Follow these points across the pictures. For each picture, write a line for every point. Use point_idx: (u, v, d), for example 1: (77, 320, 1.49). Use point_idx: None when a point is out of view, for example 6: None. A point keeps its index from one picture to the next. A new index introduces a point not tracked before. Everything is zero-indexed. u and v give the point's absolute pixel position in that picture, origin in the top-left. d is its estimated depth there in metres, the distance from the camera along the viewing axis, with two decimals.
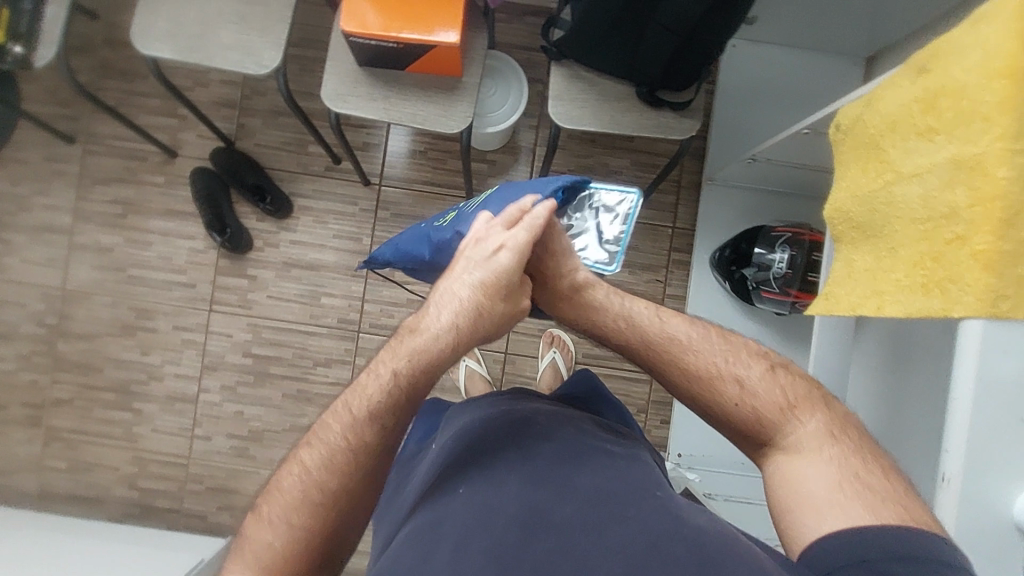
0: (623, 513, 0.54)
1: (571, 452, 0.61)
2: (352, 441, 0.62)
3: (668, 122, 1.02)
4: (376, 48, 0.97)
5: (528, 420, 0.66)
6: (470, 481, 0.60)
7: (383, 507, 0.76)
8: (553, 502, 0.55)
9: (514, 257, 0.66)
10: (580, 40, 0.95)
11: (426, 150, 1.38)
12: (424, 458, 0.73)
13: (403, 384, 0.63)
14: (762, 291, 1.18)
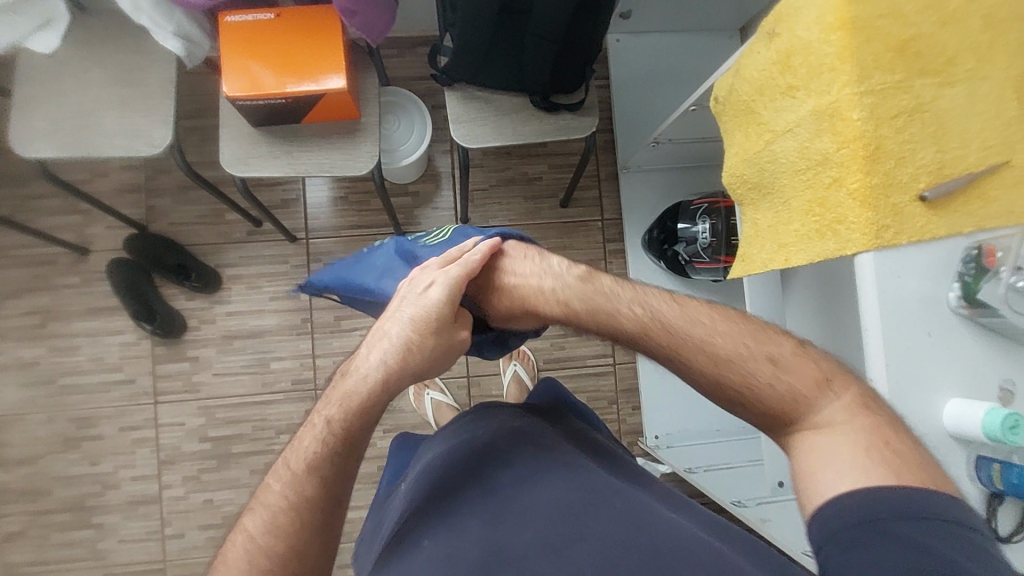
0: (586, 526, 0.56)
1: (524, 473, 0.62)
2: (303, 495, 0.59)
3: (568, 124, 1.05)
4: (267, 107, 0.96)
5: (481, 446, 0.66)
6: (427, 525, 0.61)
7: (358, 556, 0.74)
8: (511, 535, 0.57)
9: (443, 292, 0.69)
10: (466, 63, 0.97)
11: (347, 195, 1.37)
12: (393, 500, 0.73)
13: (339, 430, 0.62)
14: (696, 263, 1.21)
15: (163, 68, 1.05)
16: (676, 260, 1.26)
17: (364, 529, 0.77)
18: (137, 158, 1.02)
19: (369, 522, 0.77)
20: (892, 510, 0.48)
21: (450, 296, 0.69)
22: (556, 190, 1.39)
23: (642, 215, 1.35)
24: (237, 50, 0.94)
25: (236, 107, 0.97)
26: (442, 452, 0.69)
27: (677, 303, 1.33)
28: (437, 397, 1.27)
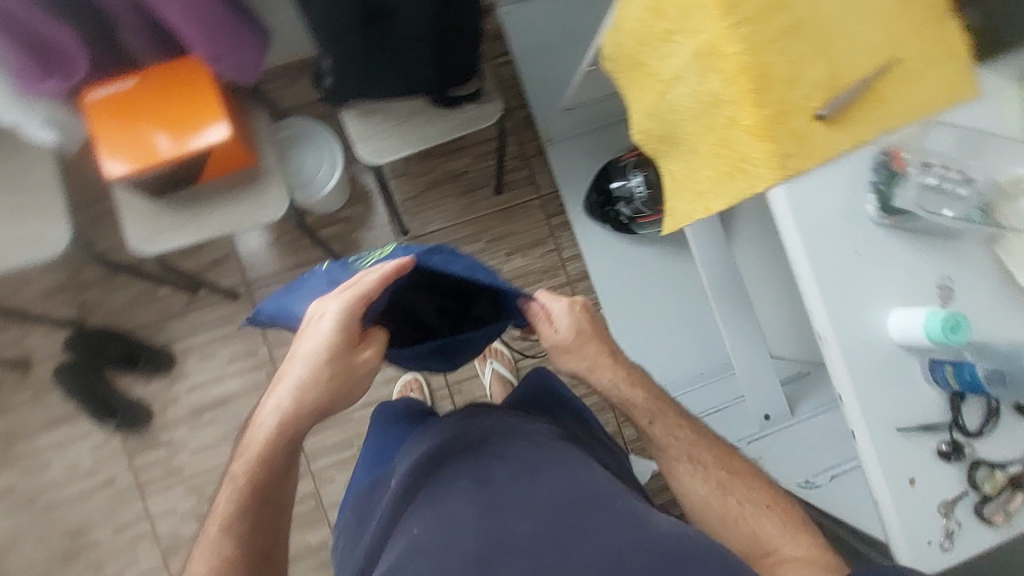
0: (589, 526, 0.56)
1: (526, 464, 0.62)
2: (239, 526, 0.65)
3: (472, 116, 1.02)
4: (158, 176, 0.91)
5: (481, 442, 0.65)
6: (425, 509, 0.60)
7: (340, 542, 0.76)
8: (512, 524, 0.56)
9: (336, 322, 0.61)
10: (350, 79, 0.93)
11: (277, 237, 1.32)
12: (383, 481, 0.73)
13: (256, 468, 0.66)
14: (639, 218, 1.21)
15: (42, 162, 0.99)
16: (620, 220, 1.23)
17: (345, 508, 0.79)
18: (40, 262, 0.96)
19: (351, 503, 0.78)
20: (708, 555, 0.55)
21: (347, 327, 0.62)
22: (487, 179, 1.35)
23: (578, 182, 1.31)
24: (109, 127, 0.89)
25: (126, 184, 0.92)
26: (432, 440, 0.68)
27: (634, 262, 1.30)
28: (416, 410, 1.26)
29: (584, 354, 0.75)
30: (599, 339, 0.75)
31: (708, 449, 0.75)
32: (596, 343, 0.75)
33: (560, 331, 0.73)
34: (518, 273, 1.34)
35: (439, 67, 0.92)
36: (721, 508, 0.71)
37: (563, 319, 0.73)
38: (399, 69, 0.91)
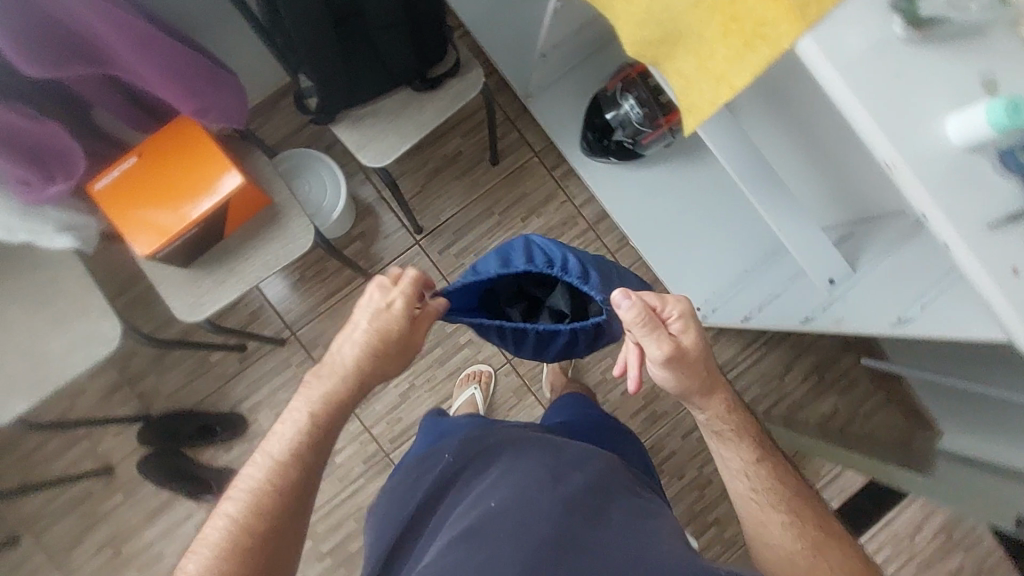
0: (658, 548, 0.61)
1: (604, 488, 0.69)
2: (268, 491, 0.62)
3: (461, 87, 1.01)
4: (185, 243, 0.91)
5: (562, 462, 0.73)
6: (502, 485, 0.68)
7: (381, 511, 0.81)
8: (587, 524, 0.62)
9: (401, 308, 0.68)
10: (338, 90, 0.93)
11: (303, 273, 1.33)
12: (440, 466, 0.79)
13: (315, 427, 0.66)
14: (643, 139, 1.20)
15: (67, 265, 0.99)
16: (622, 147, 1.24)
17: (389, 494, 0.83)
18: (99, 362, 0.96)
19: (396, 491, 0.82)
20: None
21: (407, 312, 0.68)
22: (481, 155, 1.37)
23: (569, 127, 1.30)
24: (127, 210, 0.89)
25: (158, 260, 0.92)
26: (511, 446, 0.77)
27: (649, 185, 1.30)
28: (478, 392, 1.31)
29: (681, 375, 0.66)
30: (697, 374, 0.67)
31: (790, 497, 0.68)
32: (687, 381, 0.67)
33: (671, 340, 0.65)
34: (541, 232, 1.37)
35: (415, 52, 0.93)
36: (793, 561, 0.64)
37: (678, 329, 0.66)
38: (379, 65, 0.92)
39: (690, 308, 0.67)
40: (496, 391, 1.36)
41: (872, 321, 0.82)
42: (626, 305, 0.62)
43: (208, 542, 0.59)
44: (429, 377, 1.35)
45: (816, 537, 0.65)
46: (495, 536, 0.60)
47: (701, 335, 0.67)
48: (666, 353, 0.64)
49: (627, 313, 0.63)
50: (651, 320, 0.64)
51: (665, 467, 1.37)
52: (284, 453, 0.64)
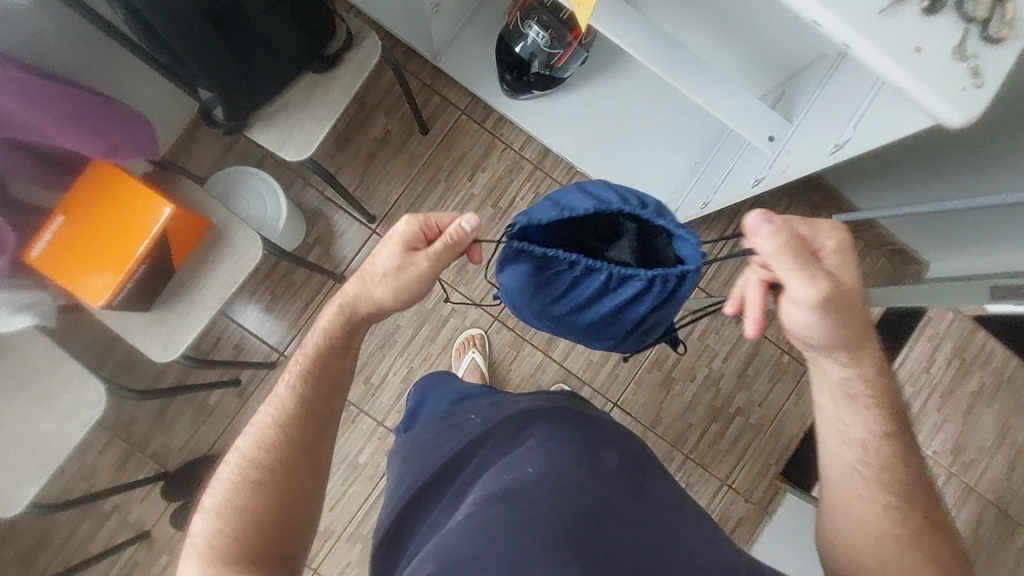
0: (669, 521, 0.68)
1: (631, 469, 0.74)
2: (266, 444, 0.68)
3: (361, 57, 1.01)
4: (138, 284, 0.89)
5: (595, 434, 0.78)
6: (534, 450, 0.71)
7: (405, 472, 0.86)
8: (617, 501, 0.67)
9: (405, 231, 0.70)
10: (238, 93, 0.92)
11: (273, 294, 1.33)
12: (467, 429, 0.83)
13: (311, 366, 0.72)
14: (557, 61, 1.19)
15: (33, 343, 0.98)
16: (541, 78, 1.24)
17: (413, 442, 0.92)
18: (93, 426, 0.96)
19: (420, 441, 0.90)
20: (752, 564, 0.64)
21: (417, 235, 0.70)
22: (409, 128, 1.36)
23: (486, 75, 1.30)
24: (72, 271, 0.88)
25: (118, 310, 0.91)
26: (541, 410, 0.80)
27: (580, 107, 1.30)
28: (478, 355, 1.33)
29: (830, 318, 0.61)
30: (849, 319, 0.62)
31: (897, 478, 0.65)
32: (837, 328, 0.62)
33: (819, 272, 0.60)
34: (489, 185, 1.36)
35: (305, 33, 0.92)
36: (882, 542, 0.63)
37: (830, 263, 0.62)
38: (273, 55, 0.91)
39: (846, 242, 0.62)
40: (493, 350, 1.36)
41: (813, 159, 0.83)
42: (765, 232, 0.59)
43: (219, 494, 0.66)
44: (426, 356, 1.35)
45: (917, 526, 0.63)
46: (534, 496, 0.62)
47: (856, 272, 0.62)
48: (813, 292, 0.60)
49: (766, 241, 0.59)
50: (797, 249, 0.59)
51: (677, 374, 1.39)
52: (280, 406, 0.70)
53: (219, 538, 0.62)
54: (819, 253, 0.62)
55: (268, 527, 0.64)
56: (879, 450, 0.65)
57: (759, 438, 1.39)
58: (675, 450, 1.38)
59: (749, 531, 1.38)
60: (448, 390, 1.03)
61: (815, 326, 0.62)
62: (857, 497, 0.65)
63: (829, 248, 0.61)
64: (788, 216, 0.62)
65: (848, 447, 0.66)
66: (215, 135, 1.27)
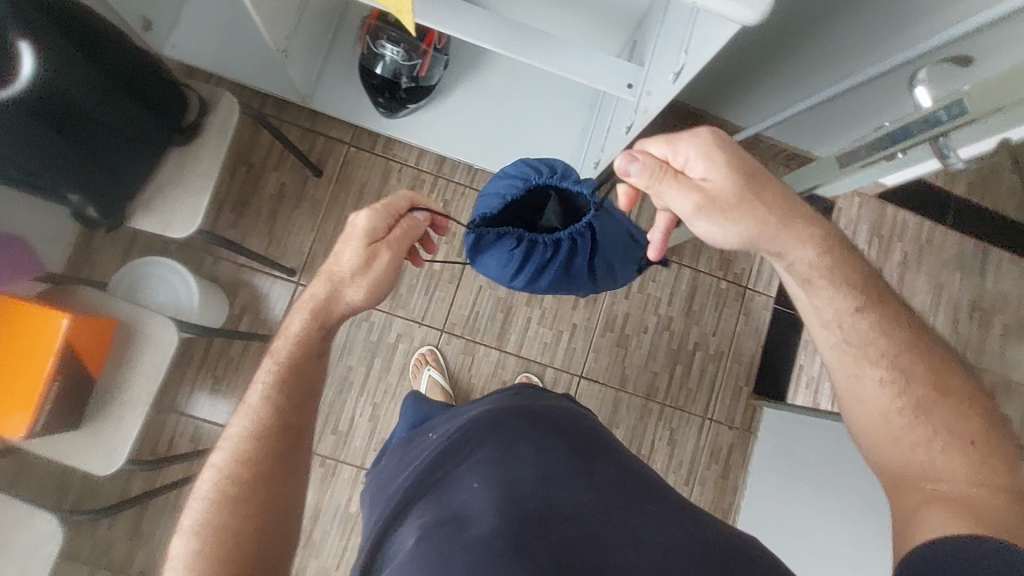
0: (639, 509, 0.56)
1: (585, 448, 0.63)
2: (223, 502, 0.61)
3: (220, 122, 1.04)
4: (58, 403, 0.87)
5: (543, 420, 0.65)
6: (482, 465, 0.59)
7: (368, 503, 0.71)
8: (570, 496, 0.55)
9: (367, 226, 0.70)
10: (109, 189, 0.93)
11: (216, 375, 1.30)
12: (425, 448, 0.69)
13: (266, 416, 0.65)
14: (421, 73, 1.20)
15: None
16: (411, 93, 1.24)
17: (376, 476, 0.76)
18: (58, 558, 0.93)
19: (382, 472, 0.75)
20: (756, 552, 0.55)
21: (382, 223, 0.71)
22: (303, 175, 1.36)
23: (360, 104, 1.31)
24: None
25: (46, 435, 0.89)
26: (499, 409, 0.66)
27: (460, 108, 1.32)
28: (435, 370, 1.31)
29: (733, 216, 0.63)
30: (755, 215, 0.62)
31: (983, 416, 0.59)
32: (743, 218, 0.63)
33: (699, 180, 0.63)
34: None
35: (147, 110, 0.93)
36: (886, 420, 0.59)
37: (700, 170, 0.63)
38: (122, 140, 0.91)
39: (711, 145, 0.63)
40: (449, 362, 1.36)
41: (662, 89, 0.91)
42: (631, 168, 0.63)
43: (196, 516, 0.61)
44: (386, 388, 1.34)
45: (919, 395, 0.58)
46: (481, 522, 0.52)
47: (729, 167, 0.62)
48: (695, 202, 0.63)
49: (639, 178, 0.64)
50: (670, 171, 0.63)
51: (629, 330, 1.42)
52: (259, 421, 0.65)
53: (196, 564, 0.57)
54: (685, 169, 0.64)
55: (250, 553, 0.59)
56: (854, 325, 0.62)
57: (724, 366, 1.43)
58: (650, 402, 1.41)
59: (741, 455, 1.42)
60: (425, 404, 0.87)
61: (722, 228, 0.63)
62: (852, 377, 0.62)
63: (692, 162, 0.64)
64: (648, 145, 0.66)
65: (827, 329, 0.63)
66: (111, 238, 1.25)
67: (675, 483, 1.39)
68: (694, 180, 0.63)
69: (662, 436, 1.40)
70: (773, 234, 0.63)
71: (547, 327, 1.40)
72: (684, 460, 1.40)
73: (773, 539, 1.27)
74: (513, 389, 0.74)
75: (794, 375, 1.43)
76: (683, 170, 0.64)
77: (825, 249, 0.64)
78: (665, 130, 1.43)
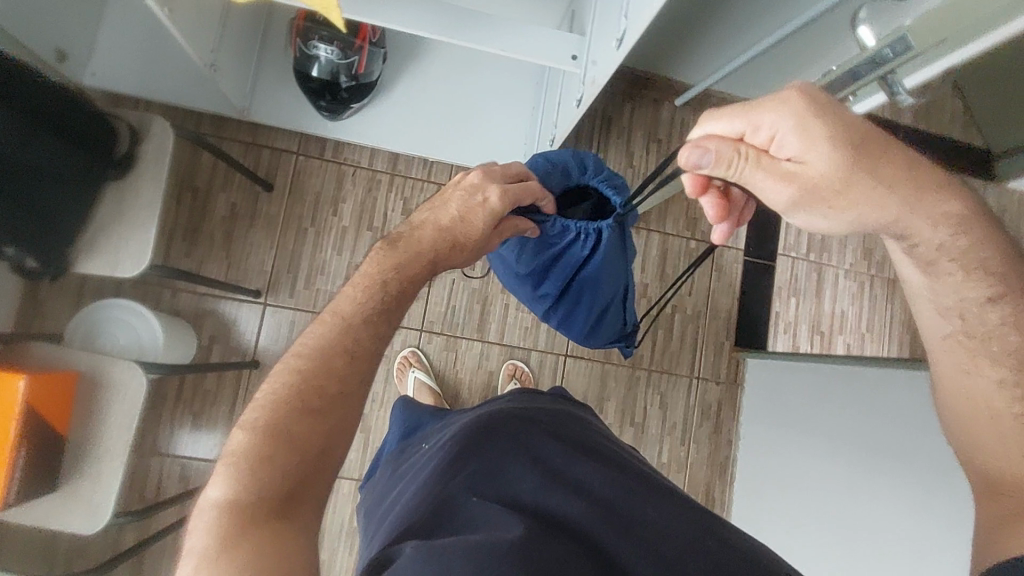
0: (639, 512, 0.55)
1: (581, 449, 0.61)
2: (278, 439, 0.52)
3: (154, 149, 0.98)
4: (28, 467, 0.83)
5: (535, 421, 0.64)
6: (474, 473, 0.56)
7: (362, 524, 0.69)
8: (573, 501, 0.54)
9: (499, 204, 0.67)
10: (46, 236, 0.88)
11: (194, 410, 1.25)
12: (416, 461, 0.66)
13: (337, 345, 0.57)
14: (361, 69, 1.15)
15: None
16: (354, 91, 1.19)
17: (368, 493, 0.75)
18: None
19: (374, 488, 0.73)
20: (756, 549, 0.55)
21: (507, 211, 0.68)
22: (254, 192, 1.31)
23: (302, 110, 1.26)
24: None
25: (21, 503, 0.84)
26: (491, 415, 0.64)
27: (406, 101, 1.27)
28: (420, 372, 1.30)
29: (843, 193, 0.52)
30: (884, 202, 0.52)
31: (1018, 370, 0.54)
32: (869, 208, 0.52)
33: (791, 163, 0.52)
34: (356, 210, 1.34)
35: (77, 147, 0.87)
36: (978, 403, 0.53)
37: (792, 147, 0.51)
38: (51, 182, 0.85)
39: (808, 112, 0.50)
40: (433, 361, 1.34)
41: (609, 57, 0.89)
42: (703, 162, 0.53)
43: (275, 396, 0.54)
44: (373, 397, 1.32)
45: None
46: (485, 530, 0.48)
47: (832, 136, 0.50)
48: (791, 192, 0.52)
49: (714, 171, 0.54)
50: (750, 156, 0.52)
51: None
52: (346, 324, 0.58)
53: (259, 467, 0.50)
54: (768, 147, 0.53)
55: (314, 462, 0.53)
56: (982, 317, 0.55)
57: (703, 324, 1.45)
58: (637, 370, 1.42)
59: (731, 408, 1.45)
60: (415, 410, 0.86)
61: (834, 218, 0.53)
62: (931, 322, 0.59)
63: (780, 136, 0.52)
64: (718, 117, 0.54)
65: (943, 318, 0.57)
66: (59, 286, 1.18)
67: (672, 445, 1.41)
68: (783, 162, 0.52)
69: (653, 401, 1.42)
70: (898, 216, 0.53)
71: (526, 311, 1.39)
72: (677, 421, 1.42)
73: (772, 486, 1.30)
74: (503, 396, 0.74)
75: (772, 323, 1.45)
76: (768, 152, 0.53)
77: (962, 229, 0.54)
78: (615, 99, 1.42)
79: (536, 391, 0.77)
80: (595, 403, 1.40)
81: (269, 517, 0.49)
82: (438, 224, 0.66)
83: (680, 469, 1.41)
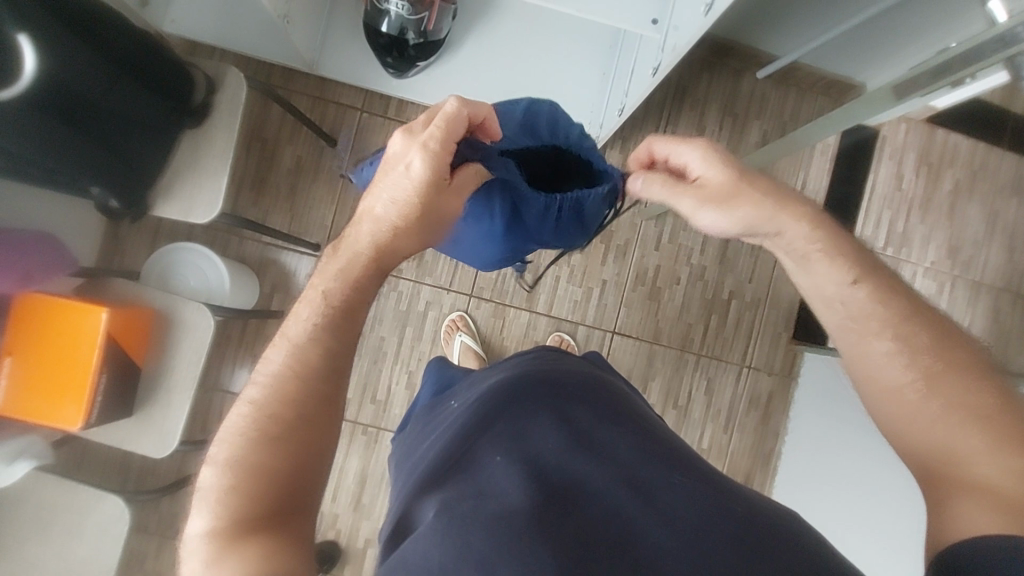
0: (661, 477, 0.52)
1: (607, 412, 0.59)
2: (278, 409, 0.54)
3: (228, 100, 1.02)
4: (107, 394, 0.90)
5: (561, 382, 0.62)
6: (500, 435, 0.56)
7: (394, 473, 0.71)
8: (594, 468, 0.52)
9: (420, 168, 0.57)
10: (128, 178, 0.93)
11: (253, 353, 1.32)
12: (446, 416, 0.68)
13: (329, 309, 0.57)
14: (430, 27, 1.12)
15: (37, 486, 0.98)
16: (420, 48, 1.16)
17: (401, 442, 0.77)
18: (127, 536, 0.98)
19: (406, 439, 0.75)
20: (795, 528, 0.50)
21: (438, 163, 0.58)
22: (319, 147, 1.34)
23: (370, 66, 1.26)
24: (42, 405, 0.88)
25: (101, 424, 0.92)
26: (518, 376, 0.63)
27: (473, 59, 1.24)
28: (467, 336, 1.31)
29: (751, 200, 0.61)
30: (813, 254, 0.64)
31: None
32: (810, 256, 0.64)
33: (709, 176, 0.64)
34: None
35: (156, 94, 0.90)
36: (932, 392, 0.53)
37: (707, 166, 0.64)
38: (132, 126, 0.89)
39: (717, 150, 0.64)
40: (480, 327, 1.36)
41: (693, 24, 0.84)
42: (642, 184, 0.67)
43: (279, 366, 0.56)
44: (419, 356, 1.35)
45: None
46: (503, 497, 0.48)
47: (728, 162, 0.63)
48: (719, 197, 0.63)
49: (647, 193, 0.66)
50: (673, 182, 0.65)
51: (661, 283, 1.38)
52: (311, 346, 0.56)
53: (227, 496, 0.51)
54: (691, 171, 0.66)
55: (279, 488, 0.52)
56: None
57: (761, 313, 1.39)
58: (686, 353, 1.39)
59: (781, 400, 1.40)
60: (451, 370, 0.87)
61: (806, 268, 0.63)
62: None
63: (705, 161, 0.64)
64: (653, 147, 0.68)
65: None
66: (138, 226, 1.26)
67: (715, 432, 1.38)
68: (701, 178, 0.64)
69: (700, 386, 1.39)
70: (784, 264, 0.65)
71: (577, 285, 1.37)
72: (722, 408, 1.39)
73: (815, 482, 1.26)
74: (532, 353, 0.72)
75: None
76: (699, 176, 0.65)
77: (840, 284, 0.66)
78: (692, 68, 1.35)
79: (565, 352, 0.74)
80: (639, 381, 1.38)
81: (247, 534, 0.49)
82: (374, 214, 0.59)
83: (720, 457, 1.38)
